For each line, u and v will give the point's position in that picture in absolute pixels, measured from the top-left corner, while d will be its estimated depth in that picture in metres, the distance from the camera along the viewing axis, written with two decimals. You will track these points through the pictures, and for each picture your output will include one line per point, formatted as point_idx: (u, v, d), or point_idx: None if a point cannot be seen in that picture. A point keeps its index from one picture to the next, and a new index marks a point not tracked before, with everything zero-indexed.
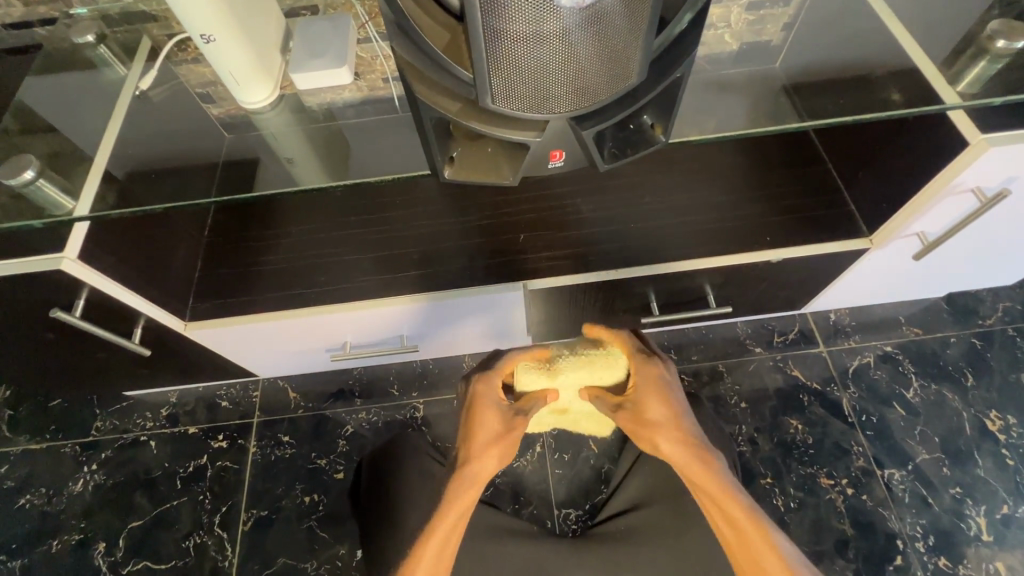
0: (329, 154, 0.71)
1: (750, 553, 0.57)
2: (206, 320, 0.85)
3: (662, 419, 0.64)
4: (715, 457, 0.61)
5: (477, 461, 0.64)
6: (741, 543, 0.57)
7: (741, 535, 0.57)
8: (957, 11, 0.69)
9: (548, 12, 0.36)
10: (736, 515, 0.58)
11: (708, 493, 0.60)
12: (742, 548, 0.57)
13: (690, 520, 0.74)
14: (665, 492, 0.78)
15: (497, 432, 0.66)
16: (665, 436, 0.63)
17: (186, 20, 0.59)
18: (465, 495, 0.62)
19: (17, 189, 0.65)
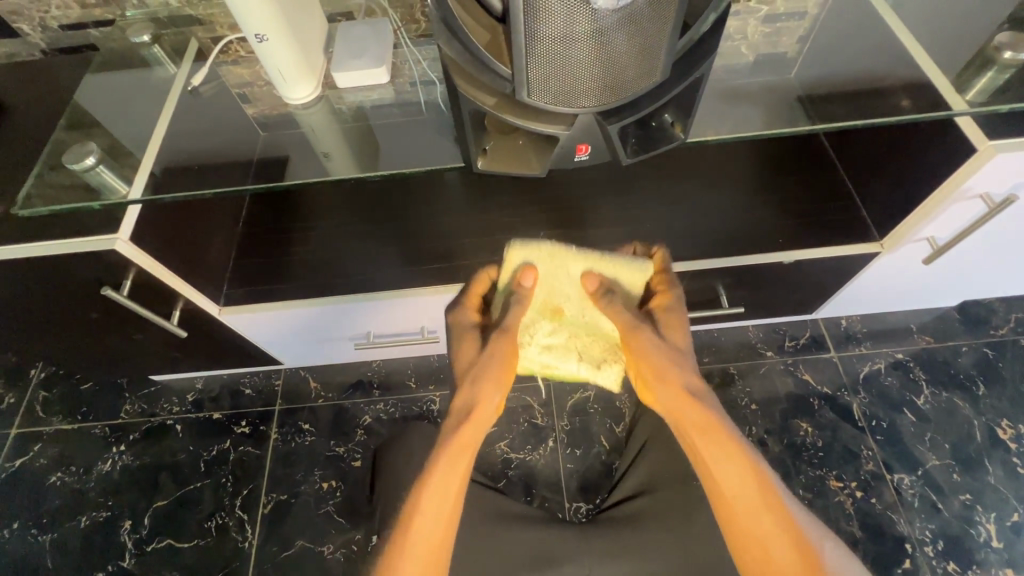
0: (362, 148, 0.75)
1: (751, 502, 0.57)
2: (240, 305, 0.90)
3: (673, 356, 0.63)
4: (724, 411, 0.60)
5: (465, 396, 0.62)
6: (744, 496, 0.58)
7: (746, 486, 0.58)
8: (963, 27, 0.72)
9: (584, 13, 0.39)
10: (742, 465, 0.58)
11: (717, 443, 0.59)
12: (742, 498, 0.58)
13: (700, 510, 0.76)
14: (670, 479, 0.81)
15: (476, 357, 0.65)
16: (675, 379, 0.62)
17: (243, 21, 0.63)
18: (454, 438, 0.60)
19: (80, 173, 0.70)
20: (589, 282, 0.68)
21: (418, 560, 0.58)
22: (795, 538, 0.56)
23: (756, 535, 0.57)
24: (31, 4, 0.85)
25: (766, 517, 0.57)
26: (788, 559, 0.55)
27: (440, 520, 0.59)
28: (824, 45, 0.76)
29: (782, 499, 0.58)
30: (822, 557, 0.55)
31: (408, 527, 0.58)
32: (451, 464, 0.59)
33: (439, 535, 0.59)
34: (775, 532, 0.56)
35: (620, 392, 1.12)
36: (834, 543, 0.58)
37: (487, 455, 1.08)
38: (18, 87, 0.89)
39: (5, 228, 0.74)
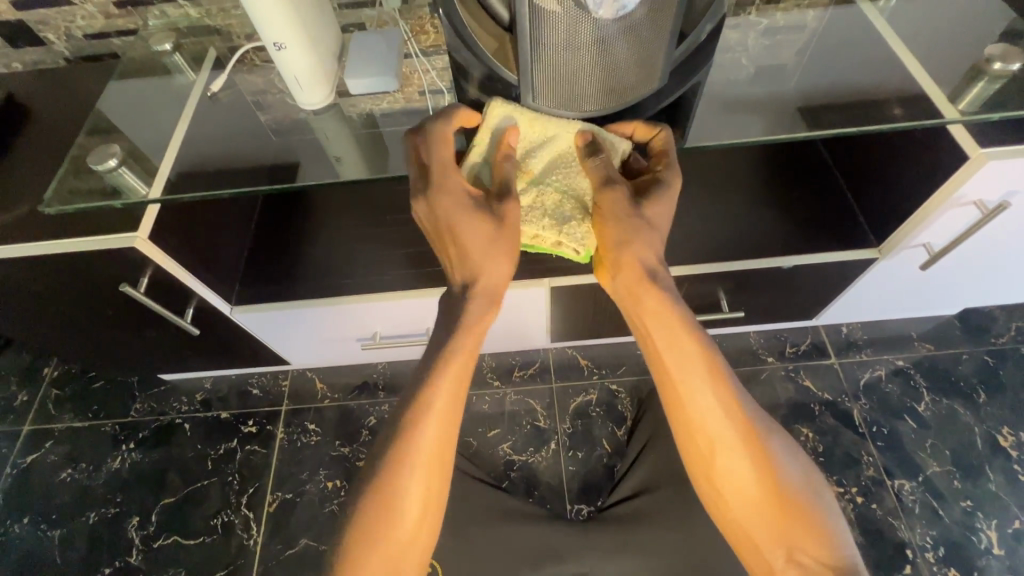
0: (372, 152, 0.78)
1: (706, 404, 0.56)
2: (251, 304, 0.92)
3: (642, 234, 0.54)
4: (674, 294, 0.56)
5: (488, 277, 0.55)
6: (700, 400, 0.56)
7: (702, 388, 0.56)
8: (956, 39, 0.75)
9: (586, 23, 0.42)
10: (698, 364, 0.56)
11: (674, 341, 0.56)
12: (696, 401, 0.56)
13: (699, 508, 0.77)
14: (669, 477, 0.82)
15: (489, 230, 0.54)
16: (638, 262, 0.55)
17: (263, 31, 0.67)
18: (470, 321, 0.56)
19: (103, 174, 0.73)
20: (578, 137, 0.54)
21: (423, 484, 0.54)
22: (746, 437, 0.56)
23: (706, 435, 0.56)
24: (57, 14, 0.89)
25: (719, 419, 0.56)
26: (737, 459, 0.56)
27: (440, 442, 0.55)
28: (823, 55, 0.78)
29: (727, 382, 0.57)
30: (768, 453, 0.57)
31: (406, 465, 0.54)
32: (452, 383, 0.55)
33: (440, 462, 0.55)
34: (727, 433, 0.56)
35: (621, 396, 1.14)
36: (781, 436, 0.59)
37: (490, 457, 1.10)
38: (43, 93, 0.92)
39: (29, 227, 0.76)
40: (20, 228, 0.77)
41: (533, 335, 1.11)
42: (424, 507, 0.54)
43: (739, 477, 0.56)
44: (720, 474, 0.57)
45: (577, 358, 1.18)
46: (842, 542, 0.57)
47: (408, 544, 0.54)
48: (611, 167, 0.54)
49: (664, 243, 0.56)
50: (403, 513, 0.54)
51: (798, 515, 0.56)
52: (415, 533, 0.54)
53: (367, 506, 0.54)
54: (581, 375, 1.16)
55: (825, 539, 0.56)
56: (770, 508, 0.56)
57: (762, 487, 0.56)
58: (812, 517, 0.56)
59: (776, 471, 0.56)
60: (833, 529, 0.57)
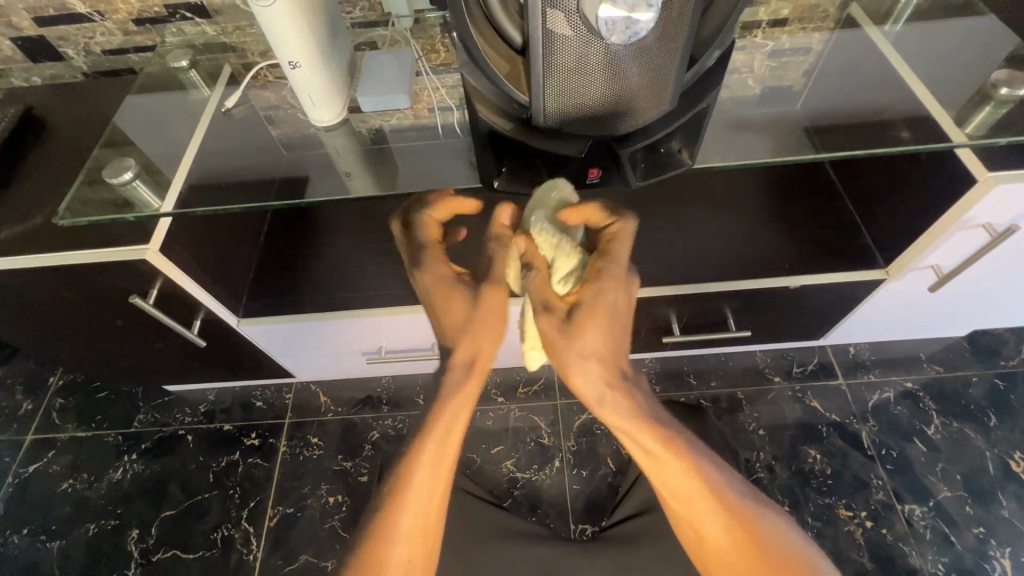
0: (381, 169, 0.78)
1: (690, 502, 0.55)
2: (259, 317, 0.93)
3: (597, 335, 0.54)
4: (630, 398, 0.54)
5: (464, 350, 0.56)
6: (677, 495, 0.55)
7: (683, 485, 0.55)
8: (962, 66, 0.75)
9: (599, 47, 0.42)
10: (678, 466, 0.54)
11: (635, 442, 0.55)
12: (679, 498, 0.55)
13: None
14: None
15: (468, 313, 0.56)
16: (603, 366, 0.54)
17: (279, 49, 0.67)
18: (456, 388, 0.55)
19: (118, 186, 0.74)
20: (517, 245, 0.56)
21: (409, 541, 0.55)
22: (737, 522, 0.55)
23: (694, 524, 0.56)
24: (77, 30, 0.91)
25: (702, 510, 0.55)
26: (726, 542, 0.55)
27: (423, 515, 0.56)
28: (830, 78, 0.78)
29: (700, 472, 0.55)
30: (762, 539, 0.55)
31: (389, 539, 0.55)
32: (431, 473, 0.55)
33: (426, 528, 0.56)
34: (710, 518, 0.55)
35: None
36: (778, 511, 0.58)
37: (494, 474, 1.09)
38: (60, 105, 0.94)
39: (42, 237, 0.77)
40: (33, 239, 0.77)
41: None
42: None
43: (728, 561, 0.55)
44: (712, 552, 0.56)
45: None
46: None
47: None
48: (546, 279, 0.56)
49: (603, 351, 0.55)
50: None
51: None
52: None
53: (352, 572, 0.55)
54: None
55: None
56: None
57: (754, 570, 0.55)
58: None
59: (763, 549, 0.55)
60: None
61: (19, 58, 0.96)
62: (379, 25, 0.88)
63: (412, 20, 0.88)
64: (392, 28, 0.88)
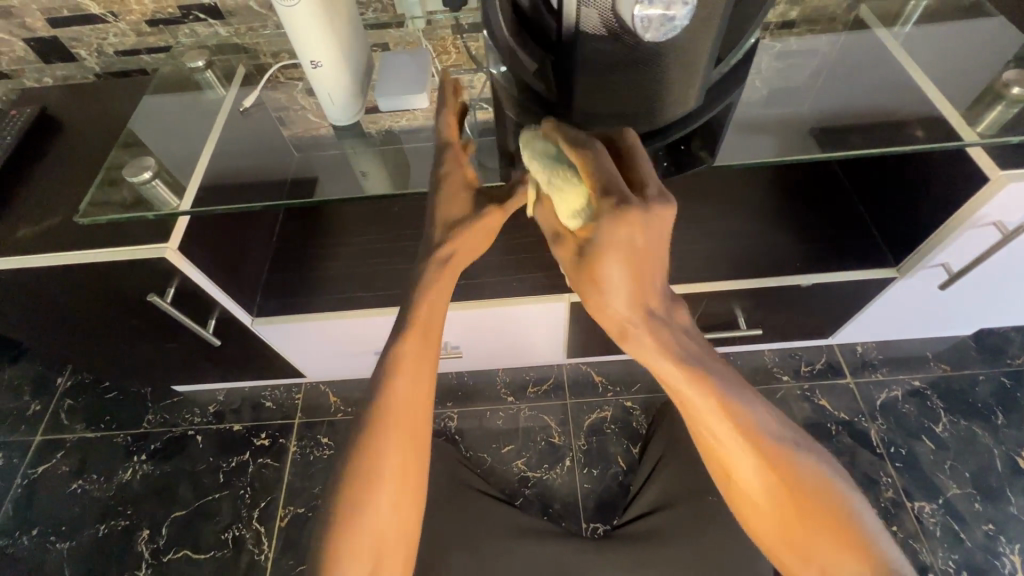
0: (398, 169, 0.79)
1: (734, 454, 0.50)
2: (273, 316, 0.94)
3: (624, 256, 0.46)
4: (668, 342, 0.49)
5: (453, 244, 0.55)
6: (723, 449, 0.50)
7: (730, 437, 0.50)
8: (971, 66, 0.76)
9: (631, 47, 0.43)
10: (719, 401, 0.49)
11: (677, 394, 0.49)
12: (717, 438, 0.50)
13: (713, 515, 0.80)
14: (686, 493, 0.84)
15: (462, 217, 0.57)
16: (641, 289, 0.48)
17: (300, 48, 0.68)
18: (433, 281, 0.55)
19: (138, 185, 0.75)
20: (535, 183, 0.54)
21: (398, 440, 0.52)
22: (782, 466, 0.50)
23: (733, 468, 0.51)
24: (90, 31, 0.92)
25: (749, 466, 0.50)
26: (769, 489, 0.50)
27: (414, 412, 0.53)
28: (843, 77, 0.79)
29: (743, 421, 0.50)
30: (812, 487, 0.50)
31: (382, 437, 0.52)
32: (417, 365, 0.54)
33: (417, 425, 0.53)
34: (756, 473, 0.50)
35: (636, 412, 1.13)
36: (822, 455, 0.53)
37: (504, 473, 1.09)
38: (73, 105, 0.94)
39: (59, 236, 0.78)
40: (50, 238, 0.78)
41: (548, 351, 1.11)
42: (404, 475, 0.52)
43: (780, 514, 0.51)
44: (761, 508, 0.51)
45: (591, 374, 1.18)
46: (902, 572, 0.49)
47: (399, 514, 0.52)
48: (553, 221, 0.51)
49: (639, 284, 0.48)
50: (384, 491, 0.51)
51: (843, 546, 0.50)
52: (399, 506, 0.52)
53: (345, 484, 0.51)
54: (595, 392, 1.16)
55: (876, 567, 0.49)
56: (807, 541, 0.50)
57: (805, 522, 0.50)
58: (860, 547, 0.50)
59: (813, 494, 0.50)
60: (886, 556, 0.50)
61: (32, 59, 0.96)
62: (391, 26, 0.89)
63: (425, 21, 0.88)
64: (406, 29, 0.88)
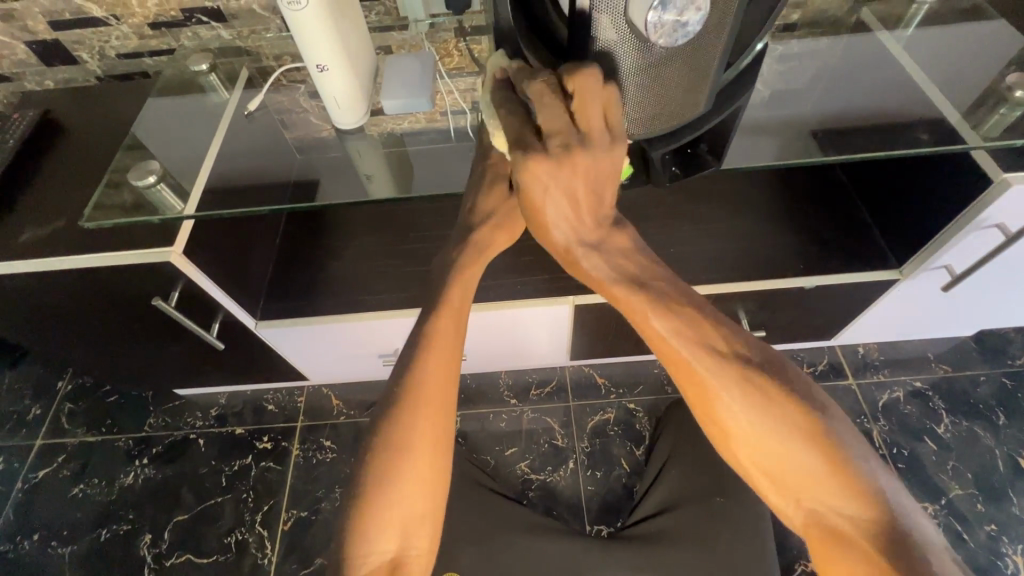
0: (403, 173, 0.79)
1: (701, 378, 0.49)
2: (276, 319, 0.93)
3: (562, 183, 0.46)
4: (617, 266, 0.51)
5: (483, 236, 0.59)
6: (698, 376, 0.49)
7: (694, 358, 0.50)
8: (974, 70, 0.77)
9: (644, 50, 0.43)
10: (671, 325, 0.49)
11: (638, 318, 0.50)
12: (675, 361, 0.50)
13: (719, 518, 0.81)
14: (692, 495, 0.85)
15: (493, 207, 0.60)
16: (579, 214, 0.49)
17: (307, 53, 0.68)
18: (467, 264, 0.58)
19: (143, 190, 0.75)
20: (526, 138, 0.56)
21: (422, 411, 0.53)
22: (747, 387, 0.48)
23: (698, 394, 0.50)
24: (93, 34, 0.91)
25: (726, 392, 0.49)
26: (737, 412, 0.48)
27: (437, 383, 0.54)
28: (848, 80, 0.79)
29: (710, 346, 0.50)
30: (791, 416, 0.48)
31: (410, 407, 0.53)
32: (445, 339, 0.55)
33: (442, 398, 0.54)
34: (731, 400, 0.49)
35: (639, 414, 1.13)
36: (810, 391, 0.50)
37: (508, 476, 1.09)
38: (75, 108, 0.94)
39: (64, 240, 0.77)
40: (55, 241, 0.77)
41: (552, 353, 1.11)
42: (429, 447, 0.52)
43: (761, 446, 0.48)
44: (740, 442, 0.49)
45: (594, 376, 1.18)
46: (891, 501, 0.46)
47: (426, 483, 0.52)
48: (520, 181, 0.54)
49: (579, 215, 0.49)
50: (412, 457, 0.52)
51: (821, 472, 0.46)
52: (426, 473, 0.52)
53: (377, 449, 0.52)
54: (598, 394, 1.16)
55: (859, 495, 0.46)
56: (781, 467, 0.48)
57: (788, 455, 0.47)
58: (840, 474, 0.46)
59: (794, 425, 0.47)
60: (870, 483, 0.46)
61: (32, 62, 0.95)
62: (394, 29, 0.89)
63: (428, 24, 0.87)
64: (409, 31, 0.88)
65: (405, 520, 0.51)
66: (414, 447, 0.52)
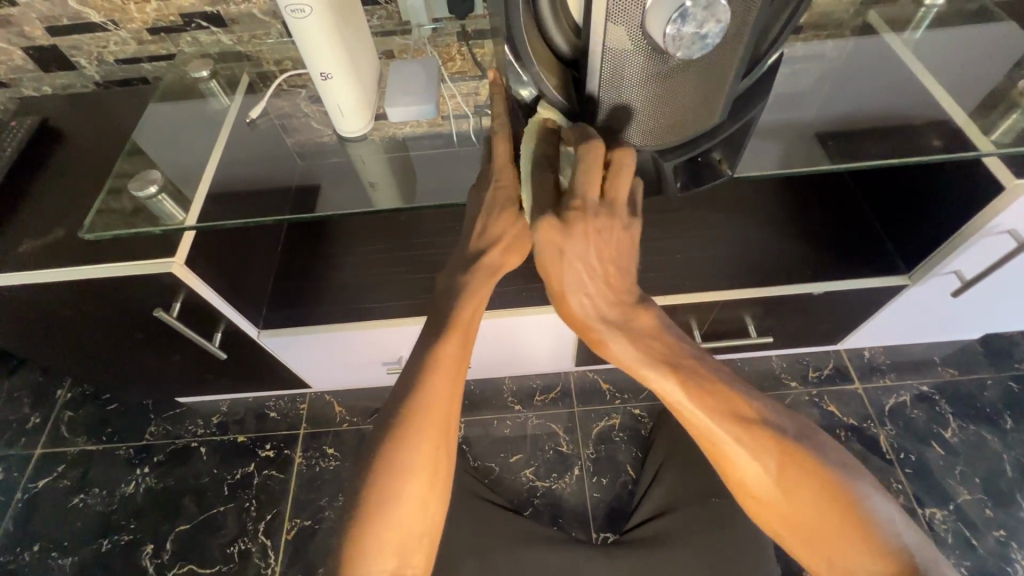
0: (406, 179, 0.77)
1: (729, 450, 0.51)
2: (279, 328, 0.93)
3: (581, 253, 0.49)
4: (644, 342, 0.52)
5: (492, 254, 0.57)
6: (727, 449, 0.51)
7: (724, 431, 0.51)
8: (984, 74, 0.76)
9: (661, 60, 0.42)
10: (696, 399, 0.51)
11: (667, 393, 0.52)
12: (703, 434, 0.52)
13: (726, 518, 0.80)
14: (688, 496, 0.84)
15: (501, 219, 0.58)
16: (604, 287, 0.52)
17: (310, 60, 0.67)
18: (472, 282, 0.57)
19: (144, 201, 0.73)
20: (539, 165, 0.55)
21: (422, 437, 0.52)
22: (776, 456, 0.50)
23: (721, 461, 0.52)
24: (90, 40, 0.90)
25: (751, 463, 0.50)
26: (763, 479, 0.50)
27: (438, 409, 0.53)
28: (858, 83, 0.78)
29: (738, 417, 0.51)
30: (817, 481, 0.49)
31: (409, 433, 0.52)
32: (448, 364, 0.54)
33: (443, 424, 0.53)
34: (760, 472, 0.50)
35: (644, 420, 1.13)
36: (837, 456, 0.51)
37: (513, 483, 1.08)
38: (73, 115, 0.93)
39: (63, 250, 0.76)
40: (54, 252, 0.76)
41: (556, 359, 1.10)
42: (429, 473, 0.52)
43: (791, 513, 0.50)
44: (768, 507, 0.51)
45: (598, 381, 1.17)
46: (911, 552, 0.46)
47: (426, 506, 0.52)
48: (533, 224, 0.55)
49: (598, 286, 0.52)
50: (410, 481, 0.51)
51: (847, 531, 0.47)
52: (425, 496, 0.51)
53: (374, 473, 0.51)
54: (603, 400, 1.15)
55: (880, 551, 0.46)
56: (809, 526, 0.49)
57: (816, 518, 0.49)
58: (860, 531, 0.47)
59: (821, 490, 0.49)
60: (894, 540, 0.47)
61: (30, 68, 0.94)
62: (396, 34, 0.87)
63: (430, 28, 0.86)
64: (412, 36, 0.87)
65: (403, 543, 0.50)
66: (412, 471, 0.51)
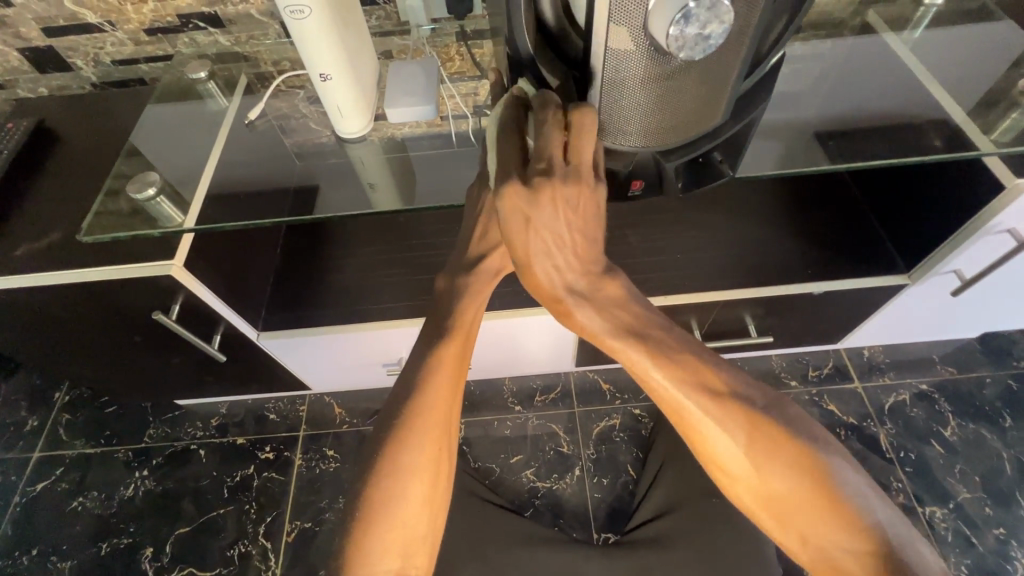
0: (406, 180, 0.77)
1: (698, 424, 0.51)
2: (279, 330, 0.92)
3: (550, 222, 0.48)
4: (612, 315, 0.52)
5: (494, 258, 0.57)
6: (696, 423, 0.51)
7: (693, 405, 0.51)
8: (984, 73, 0.76)
9: (661, 62, 0.42)
10: (668, 371, 0.50)
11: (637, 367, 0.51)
12: (673, 407, 0.52)
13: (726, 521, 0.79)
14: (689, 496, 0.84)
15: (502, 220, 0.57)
16: (573, 261, 0.51)
17: (309, 60, 0.66)
18: (474, 286, 0.56)
19: (142, 203, 0.73)
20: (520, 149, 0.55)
21: (423, 439, 0.52)
22: (746, 429, 0.50)
23: (692, 436, 0.52)
24: (87, 41, 0.90)
25: (720, 436, 0.50)
26: (735, 454, 0.50)
27: (439, 411, 0.53)
28: (858, 82, 0.78)
29: (708, 390, 0.51)
30: (789, 455, 0.49)
31: (410, 434, 0.51)
32: (451, 368, 0.54)
33: (444, 425, 0.53)
34: (730, 447, 0.50)
35: (644, 420, 1.13)
36: (808, 429, 0.52)
37: (514, 484, 1.08)
38: (70, 116, 0.92)
39: (60, 253, 0.76)
40: (51, 255, 0.76)
41: (556, 360, 1.10)
42: (430, 474, 0.52)
43: (764, 488, 0.50)
44: (741, 482, 0.51)
45: (598, 381, 1.17)
46: (885, 529, 0.48)
47: (428, 508, 0.52)
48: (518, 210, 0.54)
49: (565, 257, 0.51)
50: (411, 483, 0.51)
51: (821, 509, 0.48)
52: (428, 498, 0.51)
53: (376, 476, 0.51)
54: (603, 400, 1.15)
55: (856, 528, 0.48)
56: (784, 502, 0.50)
57: (789, 494, 0.49)
58: (836, 509, 0.48)
59: (794, 466, 0.49)
60: (867, 517, 0.48)
61: (26, 69, 0.94)
62: (395, 34, 0.87)
63: (429, 29, 0.86)
64: (411, 36, 0.86)
65: (406, 546, 0.50)
66: (413, 472, 0.51)
